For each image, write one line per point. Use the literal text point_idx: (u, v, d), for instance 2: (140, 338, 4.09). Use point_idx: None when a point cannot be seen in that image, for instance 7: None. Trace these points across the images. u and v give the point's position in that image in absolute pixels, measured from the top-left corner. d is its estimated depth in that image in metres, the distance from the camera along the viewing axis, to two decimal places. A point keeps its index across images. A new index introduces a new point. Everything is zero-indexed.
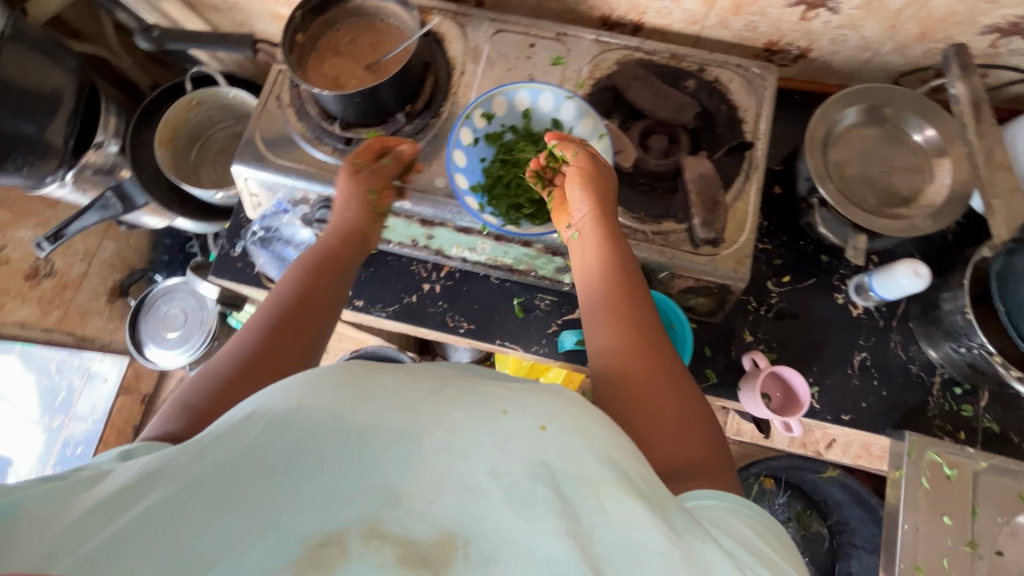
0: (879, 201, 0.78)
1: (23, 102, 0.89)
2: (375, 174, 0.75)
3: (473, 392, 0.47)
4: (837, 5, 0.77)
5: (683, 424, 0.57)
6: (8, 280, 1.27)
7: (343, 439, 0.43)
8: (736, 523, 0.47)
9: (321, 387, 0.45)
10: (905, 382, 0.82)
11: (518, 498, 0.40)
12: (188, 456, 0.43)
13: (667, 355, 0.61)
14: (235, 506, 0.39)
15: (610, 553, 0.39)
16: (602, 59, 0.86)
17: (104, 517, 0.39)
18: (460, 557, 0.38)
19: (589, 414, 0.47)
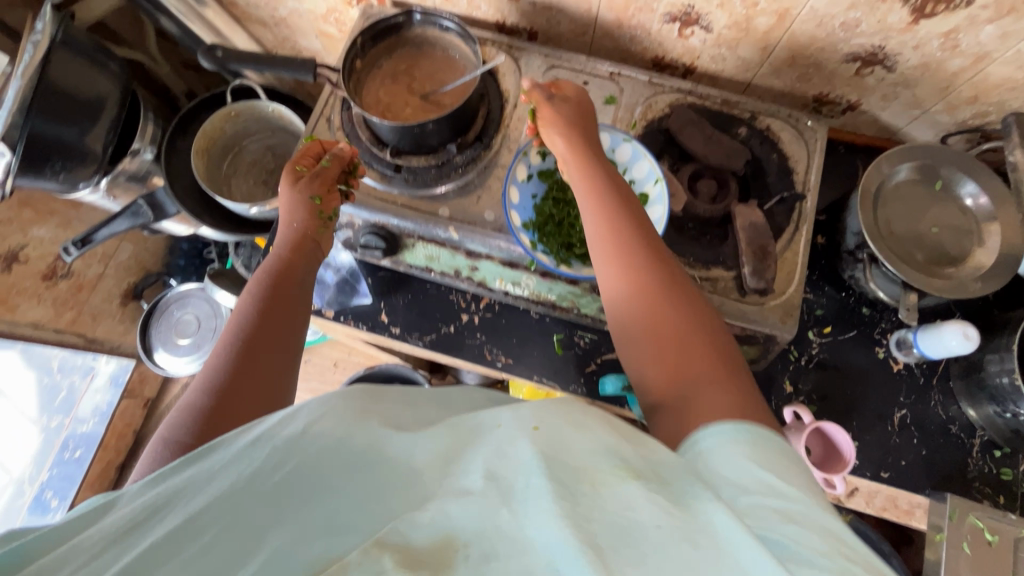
0: (927, 259, 0.78)
1: (67, 108, 0.88)
2: (316, 177, 0.77)
3: (471, 420, 0.49)
4: (895, 64, 0.78)
5: (687, 343, 0.56)
6: (26, 280, 1.24)
7: (351, 463, 0.46)
8: (747, 462, 0.43)
9: (327, 415, 0.48)
10: (944, 442, 0.81)
11: (512, 494, 0.39)
12: (201, 477, 0.45)
13: (668, 278, 0.60)
14: (243, 529, 0.42)
15: (613, 537, 0.36)
16: (654, 101, 0.86)
17: (123, 540, 0.41)
18: (459, 559, 0.37)
19: (577, 410, 0.46)
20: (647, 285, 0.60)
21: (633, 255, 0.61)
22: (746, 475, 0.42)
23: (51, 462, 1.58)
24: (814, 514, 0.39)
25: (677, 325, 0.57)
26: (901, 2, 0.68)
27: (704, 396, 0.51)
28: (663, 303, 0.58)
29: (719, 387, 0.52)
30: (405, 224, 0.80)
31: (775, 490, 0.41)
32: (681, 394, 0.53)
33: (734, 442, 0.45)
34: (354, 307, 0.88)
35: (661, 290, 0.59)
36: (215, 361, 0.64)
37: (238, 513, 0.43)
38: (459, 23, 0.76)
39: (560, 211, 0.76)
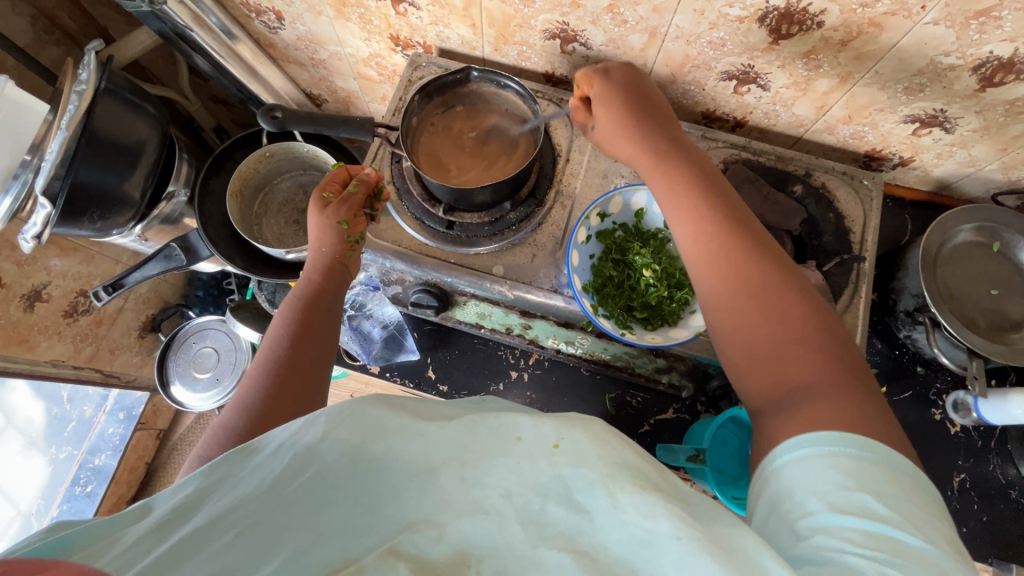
0: (988, 324, 0.77)
1: (106, 155, 0.86)
2: (344, 203, 0.74)
3: (490, 422, 0.47)
4: (955, 126, 0.77)
5: (785, 337, 0.50)
6: (47, 318, 1.21)
7: (368, 471, 0.44)
8: (833, 475, 0.39)
9: (346, 421, 0.46)
10: (1005, 508, 0.80)
11: (531, 517, 0.40)
12: (229, 479, 0.43)
13: (758, 259, 0.54)
14: (266, 532, 0.40)
15: (620, 556, 0.37)
16: (709, 156, 0.86)
17: (156, 534, 0.39)
18: (471, 575, 0.37)
19: (596, 426, 0.45)
20: (736, 269, 0.54)
21: (705, 228, 0.57)
22: (828, 488, 0.39)
23: (62, 497, 1.53)
24: (901, 541, 0.35)
25: (775, 318, 0.51)
26: (970, 70, 0.67)
27: (809, 405, 0.45)
28: (754, 293, 0.52)
29: (828, 395, 0.45)
30: (457, 283, 0.79)
31: (856, 507, 0.37)
32: (783, 399, 0.47)
33: (822, 454, 0.40)
34: (400, 362, 0.91)
35: (757, 274, 0.53)
36: (248, 385, 0.63)
37: (259, 516, 0.40)
38: (520, 83, 0.77)
39: (619, 274, 0.75)
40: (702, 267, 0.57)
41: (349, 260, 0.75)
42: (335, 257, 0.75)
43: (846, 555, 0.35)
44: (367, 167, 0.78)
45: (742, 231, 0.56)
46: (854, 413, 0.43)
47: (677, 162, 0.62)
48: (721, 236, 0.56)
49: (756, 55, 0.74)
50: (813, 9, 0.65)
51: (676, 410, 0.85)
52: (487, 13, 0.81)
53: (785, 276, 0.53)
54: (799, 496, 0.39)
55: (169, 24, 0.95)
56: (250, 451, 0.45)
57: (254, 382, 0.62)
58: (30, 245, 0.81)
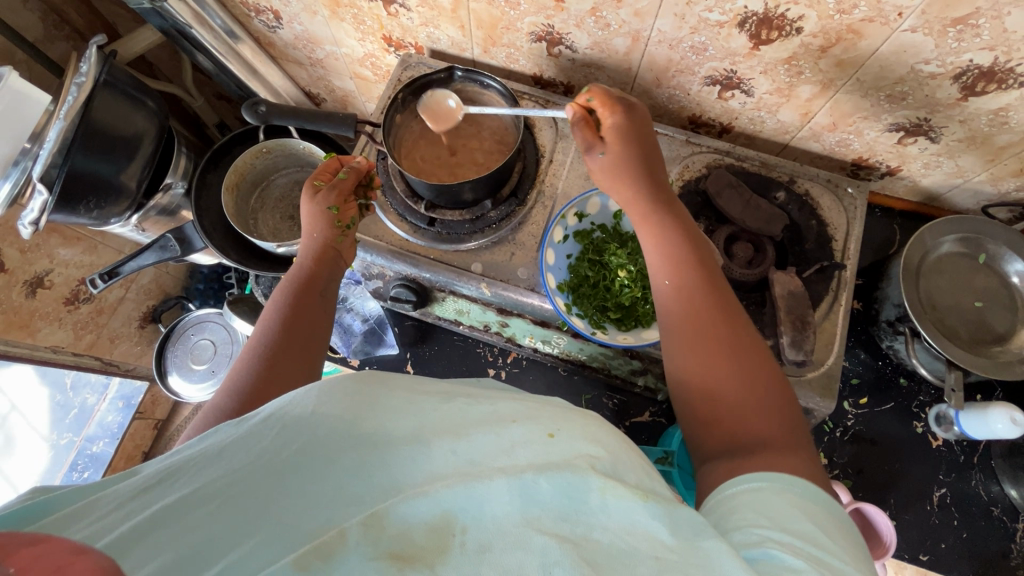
0: (970, 335, 0.77)
1: (105, 146, 0.89)
2: (334, 188, 0.75)
3: (486, 405, 0.48)
4: (939, 135, 0.76)
5: (746, 396, 0.53)
6: (49, 304, 1.25)
7: (355, 445, 0.42)
8: (785, 505, 0.41)
9: (335, 398, 0.46)
10: (986, 525, 0.78)
11: (522, 489, 0.38)
12: (214, 450, 0.42)
13: (732, 317, 0.59)
14: (247, 500, 0.38)
15: (607, 553, 0.36)
16: (691, 161, 0.86)
17: (136, 502, 0.38)
18: (455, 544, 0.35)
19: (591, 422, 0.47)
20: (707, 320, 0.58)
21: (700, 282, 0.61)
22: (776, 511, 0.40)
23: (59, 482, 1.55)
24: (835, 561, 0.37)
25: (741, 380, 0.54)
26: (951, 79, 0.67)
27: (761, 457, 0.47)
28: (722, 355, 0.56)
29: (779, 450, 0.48)
30: (437, 278, 0.79)
31: (804, 533, 0.38)
32: (735, 450, 0.50)
33: (774, 488, 0.43)
34: (379, 356, 0.92)
35: (721, 335, 0.57)
36: (240, 369, 0.61)
37: (242, 485, 0.39)
38: (502, 83, 0.78)
39: (596, 274, 0.75)
40: (678, 312, 0.60)
41: (343, 247, 0.75)
42: (327, 242, 0.74)
43: (786, 558, 0.36)
44: (359, 156, 0.79)
45: (720, 296, 0.60)
46: (801, 466, 0.46)
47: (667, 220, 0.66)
48: (703, 301, 0.60)
49: (738, 60, 0.75)
50: (791, 14, 0.66)
51: (652, 414, 0.86)
52: (474, 15, 0.82)
53: (751, 340, 0.57)
54: (751, 515, 0.41)
55: (170, 21, 0.98)
56: (244, 423, 0.45)
57: (246, 365, 0.61)
58: (28, 230, 0.84)
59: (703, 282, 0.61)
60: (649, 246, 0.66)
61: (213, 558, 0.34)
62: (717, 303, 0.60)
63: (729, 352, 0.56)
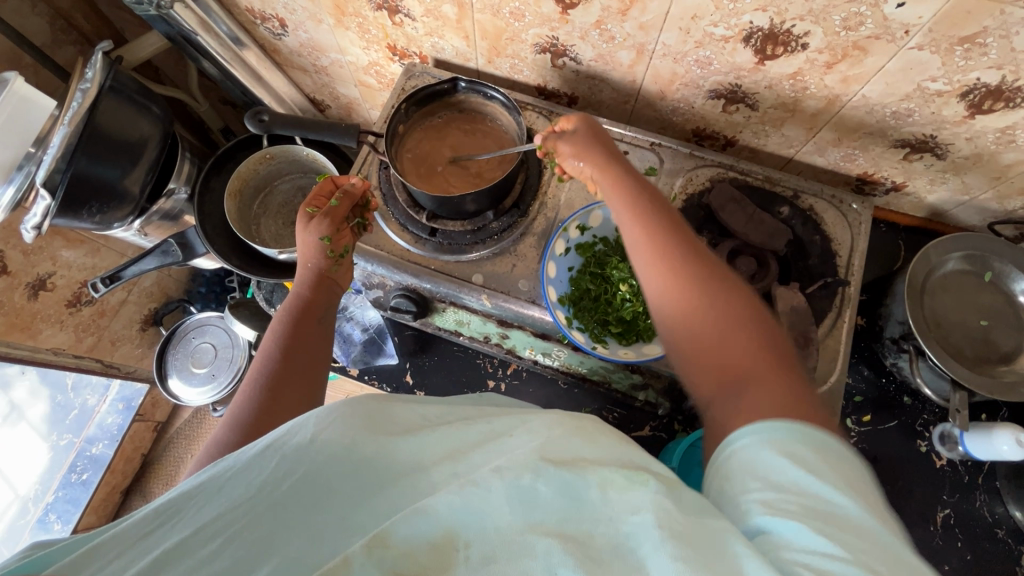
0: (976, 354, 0.76)
1: (109, 151, 0.90)
2: (328, 215, 0.73)
3: (483, 424, 0.47)
4: (946, 152, 0.76)
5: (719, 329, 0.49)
6: (51, 307, 1.25)
7: (359, 470, 0.42)
8: (772, 451, 0.39)
9: (333, 424, 0.45)
10: (991, 547, 0.77)
11: (523, 495, 0.37)
12: (211, 487, 0.41)
13: (696, 250, 0.55)
14: (250, 538, 0.38)
15: (613, 547, 0.36)
16: (695, 174, 0.85)
17: (139, 545, 0.38)
18: (461, 561, 0.35)
19: (587, 425, 0.45)
20: (672, 260, 0.54)
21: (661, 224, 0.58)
22: (772, 470, 0.38)
23: (58, 484, 1.56)
24: (845, 517, 0.35)
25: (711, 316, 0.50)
26: (958, 97, 0.66)
27: (742, 398, 0.44)
28: (698, 298, 0.51)
29: (763, 384, 0.44)
30: (437, 289, 0.79)
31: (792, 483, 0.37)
32: (726, 397, 0.46)
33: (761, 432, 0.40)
34: (379, 365, 0.91)
35: (693, 280, 0.52)
36: (241, 397, 0.60)
37: (242, 522, 0.38)
38: (506, 94, 0.78)
39: (598, 288, 0.75)
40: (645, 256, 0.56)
41: (340, 275, 0.75)
42: (323, 271, 0.74)
43: (779, 527, 0.35)
44: (355, 178, 0.78)
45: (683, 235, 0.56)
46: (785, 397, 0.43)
47: (629, 181, 0.63)
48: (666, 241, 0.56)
49: (743, 75, 0.74)
50: (797, 30, 0.65)
51: (653, 428, 0.85)
52: (479, 26, 0.82)
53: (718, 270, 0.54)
54: (740, 479, 0.39)
55: (176, 28, 0.98)
56: (237, 457, 0.43)
57: (247, 396, 0.60)
58: (30, 234, 0.84)
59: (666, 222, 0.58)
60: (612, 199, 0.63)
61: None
62: (691, 248, 0.55)
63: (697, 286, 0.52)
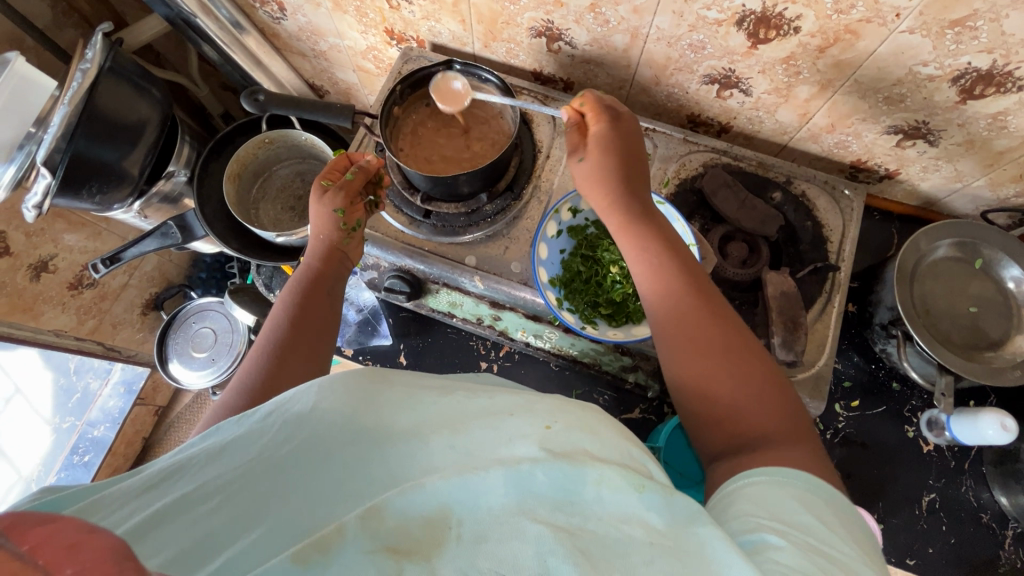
0: (963, 339, 0.76)
1: (110, 132, 0.91)
2: (342, 189, 0.74)
3: (482, 399, 0.48)
4: (938, 139, 0.76)
5: (746, 388, 0.53)
6: (53, 289, 1.27)
7: (355, 440, 0.42)
8: (786, 494, 0.42)
9: (334, 390, 0.45)
10: (975, 532, 0.78)
11: (520, 481, 0.39)
12: (215, 449, 0.42)
13: (726, 314, 0.60)
14: (247, 498, 0.38)
15: (601, 544, 0.36)
16: (688, 160, 0.86)
17: (144, 496, 0.38)
18: (450, 538, 0.36)
19: (589, 414, 0.47)
20: (708, 319, 0.58)
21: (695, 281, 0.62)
22: (784, 508, 0.41)
23: (60, 465, 1.57)
24: (845, 557, 0.38)
25: (739, 373, 0.54)
26: (950, 82, 0.67)
27: (766, 450, 0.48)
28: (724, 354, 0.56)
29: (786, 444, 0.49)
30: (430, 270, 0.80)
31: (802, 522, 0.40)
32: (739, 449, 0.50)
33: (771, 479, 0.44)
34: (373, 346, 0.93)
35: (711, 337, 0.57)
36: (247, 367, 0.61)
37: (243, 483, 0.39)
38: (500, 77, 0.78)
39: (588, 270, 0.76)
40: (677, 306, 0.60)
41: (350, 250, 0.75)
42: (334, 243, 0.74)
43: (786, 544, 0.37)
44: (368, 156, 0.78)
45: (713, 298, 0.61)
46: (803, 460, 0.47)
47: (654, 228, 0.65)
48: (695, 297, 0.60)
49: (737, 59, 0.75)
50: (789, 14, 0.65)
51: (642, 411, 0.86)
52: (475, 9, 0.82)
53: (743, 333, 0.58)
54: (750, 507, 0.42)
55: (176, 11, 0.99)
56: (241, 421, 0.44)
57: (252, 365, 0.60)
58: (32, 214, 0.86)
59: (695, 278, 0.62)
60: (642, 238, 0.65)
61: (213, 553, 0.35)
62: (710, 304, 0.60)
63: (729, 343, 0.56)
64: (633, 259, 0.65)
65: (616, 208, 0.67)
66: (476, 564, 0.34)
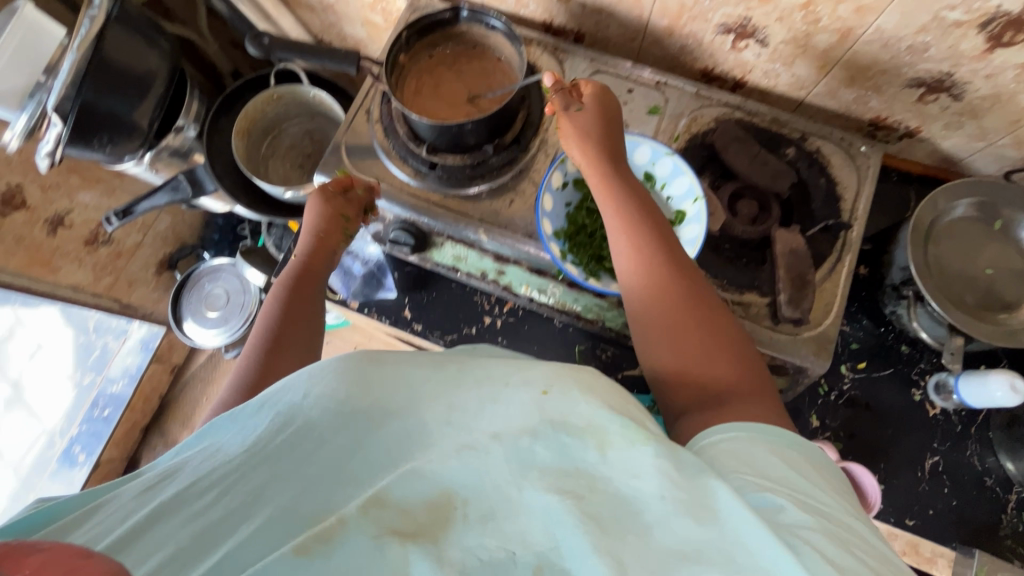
0: (977, 301, 0.74)
1: (118, 82, 0.91)
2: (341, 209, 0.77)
3: (474, 372, 0.48)
4: (963, 92, 0.73)
5: (712, 358, 0.57)
6: (69, 244, 1.29)
7: (350, 424, 0.43)
8: (771, 454, 0.44)
9: (328, 374, 0.46)
10: (978, 495, 0.78)
11: (521, 455, 0.41)
12: (212, 448, 0.43)
13: (701, 300, 0.61)
14: (254, 486, 0.39)
15: (613, 505, 0.38)
16: (700, 114, 0.84)
17: (136, 500, 0.39)
18: (457, 517, 0.38)
19: (586, 374, 0.46)
20: (677, 303, 0.60)
21: (675, 270, 0.63)
22: (773, 468, 0.43)
23: (81, 418, 1.62)
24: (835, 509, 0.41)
25: (704, 343, 0.58)
26: (977, 28, 0.64)
27: (728, 405, 0.53)
28: (692, 329, 0.59)
29: (747, 399, 0.53)
30: (435, 223, 0.80)
31: (791, 477, 0.42)
32: (706, 402, 0.55)
33: (751, 436, 0.46)
34: (378, 300, 0.93)
35: (681, 325, 0.59)
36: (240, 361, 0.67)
37: (244, 474, 0.40)
38: (507, 23, 0.76)
39: (593, 223, 0.75)
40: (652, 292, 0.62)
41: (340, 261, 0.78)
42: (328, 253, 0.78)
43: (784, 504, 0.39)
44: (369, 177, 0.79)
45: (691, 281, 0.62)
46: (766, 415, 0.51)
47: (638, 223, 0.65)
48: (674, 284, 0.61)
49: (754, 6, 0.72)
50: None
51: None
52: None
53: (712, 313, 0.61)
54: (743, 467, 0.43)
55: None
56: (237, 420, 0.45)
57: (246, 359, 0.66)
58: (44, 161, 0.86)
59: (675, 271, 0.62)
60: (624, 232, 0.65)
61: (220, 539, 0.37)
62: (699, 298, 0.61)
63: (695, 320, 0.59)
64: (622, 257, 0.65)
65: (604, 197, 0.66)
66: (484, 542, 0.37)
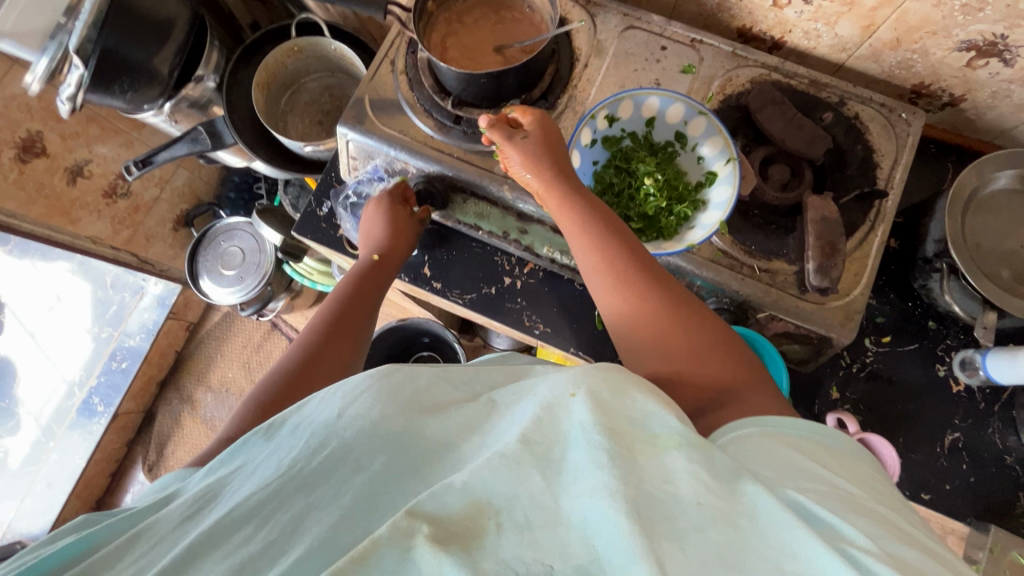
0: (1014, 276, 0.72)
1: (139, 26, 0.89)
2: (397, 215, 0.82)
3: (511, 393, 0.49)
4: (1015, 57, 0.69)
5: (704, 362, 0.57)
6: (88, 195, 1.30)
7: (385, 446, 0.44)
8: (788, 451, 0.46)
9: (362, 395, 0.47)
10: (997, 472, 0.77)
11: (553, 467, 0.40)
12: (247, 470, 0.45)
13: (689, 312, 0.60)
14: (292, 511, 0.41)
15: (651, 511, 0.38)
16: (735, 75, 0.81)
17: (178, 529, 0.42)
18: (492, 527, 0.37)
19: (617, 374, 0.46)
20: (660, 318, 0.59)
21: (649, 282, 0.61)
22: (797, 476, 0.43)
23: (99, 369, 1.64)
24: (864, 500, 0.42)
25: (697, 346, 0.58)
26: None
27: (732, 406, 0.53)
28: (681, 336, 0.58)
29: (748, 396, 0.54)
30: (459, 177, 0.79)
31: (819, 479, 0.43)
32: (711, 403, 0.55)
33: (769, 435, 0.47)
34: None
35: (668, 335, 0.59)
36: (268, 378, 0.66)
37: (281, 499, 0.41)
38: None
39: (620, 182, 0.74)
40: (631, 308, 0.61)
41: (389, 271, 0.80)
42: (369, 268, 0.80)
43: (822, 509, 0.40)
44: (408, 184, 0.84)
45: (666, 291, 0.61)
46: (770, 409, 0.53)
47: (612, 235, 0.64)
48: (655, 299, 0.60)
49: None
50: None
51: None
52: None
53: (701, 325, 0.59)
54: (772, 470, 0.44)
55: None
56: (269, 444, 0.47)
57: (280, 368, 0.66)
58: (66, 106, 0.87)
59: (658, 286, 0.61)
60: (595, 249, 0.64)
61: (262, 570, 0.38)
62: (673, 302, 0.60)
63: (680, 329, 0.59)
64: (595, 280, 0.64)
65: (567, 218, 0.66)
66: (522, 554, 0.36)
